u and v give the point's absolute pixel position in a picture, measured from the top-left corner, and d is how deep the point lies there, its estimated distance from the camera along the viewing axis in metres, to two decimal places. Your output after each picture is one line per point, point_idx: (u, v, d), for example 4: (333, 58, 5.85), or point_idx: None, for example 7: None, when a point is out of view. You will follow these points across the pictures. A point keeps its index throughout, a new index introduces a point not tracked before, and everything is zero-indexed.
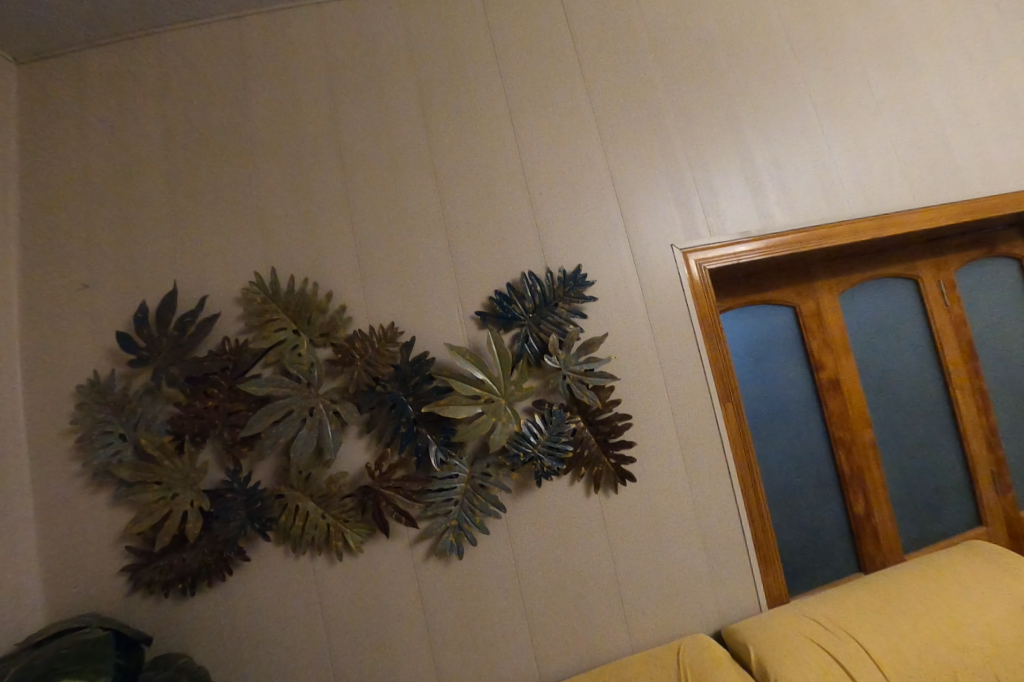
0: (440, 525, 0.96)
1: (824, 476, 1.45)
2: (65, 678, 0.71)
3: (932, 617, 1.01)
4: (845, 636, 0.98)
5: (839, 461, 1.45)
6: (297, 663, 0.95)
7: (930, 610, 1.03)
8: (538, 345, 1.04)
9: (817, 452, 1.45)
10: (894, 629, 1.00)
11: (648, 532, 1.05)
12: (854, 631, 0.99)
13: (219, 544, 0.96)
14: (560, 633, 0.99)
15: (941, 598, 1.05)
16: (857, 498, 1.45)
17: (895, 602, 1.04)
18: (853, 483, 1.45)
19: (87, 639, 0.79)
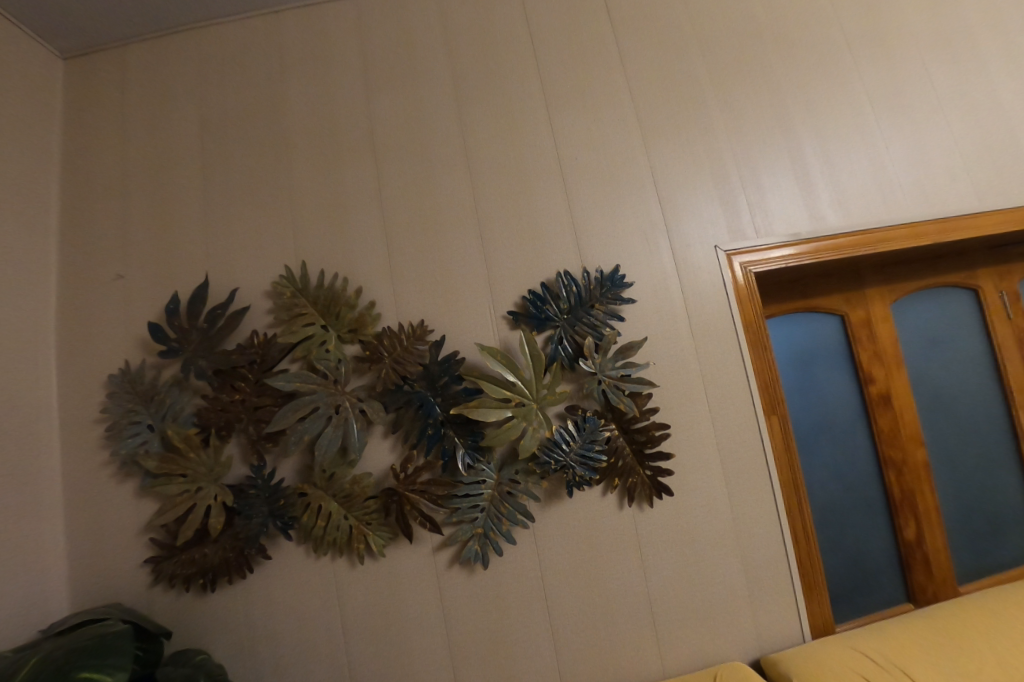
0: (465, 532, 0.92)
1: (871, 497, 1.35)
2: (82, 672, 0.70)
3: (1002, 660, 0.91)
4: (902, 675, 0.89)
5: (890, 481, 1.35)
6: (315, 667, 0.92)
7: (997, 651, 0.92)
8: (573, 348, 0.99)
9: (864, 471, 1.36)
10: (957, 670, 0.90)
11: (684, 550, 0.98)
12: (913, 670, 0.90)
13: (241, 541, 0.94)
14: (588, 653, 0.94)
15: (1013, 642, 0.94)
16: (908, 522, 1.34)
17: (957, 641, 0.95)
18: (903, 506, 1.34)
19: (107, 632, 0.78)
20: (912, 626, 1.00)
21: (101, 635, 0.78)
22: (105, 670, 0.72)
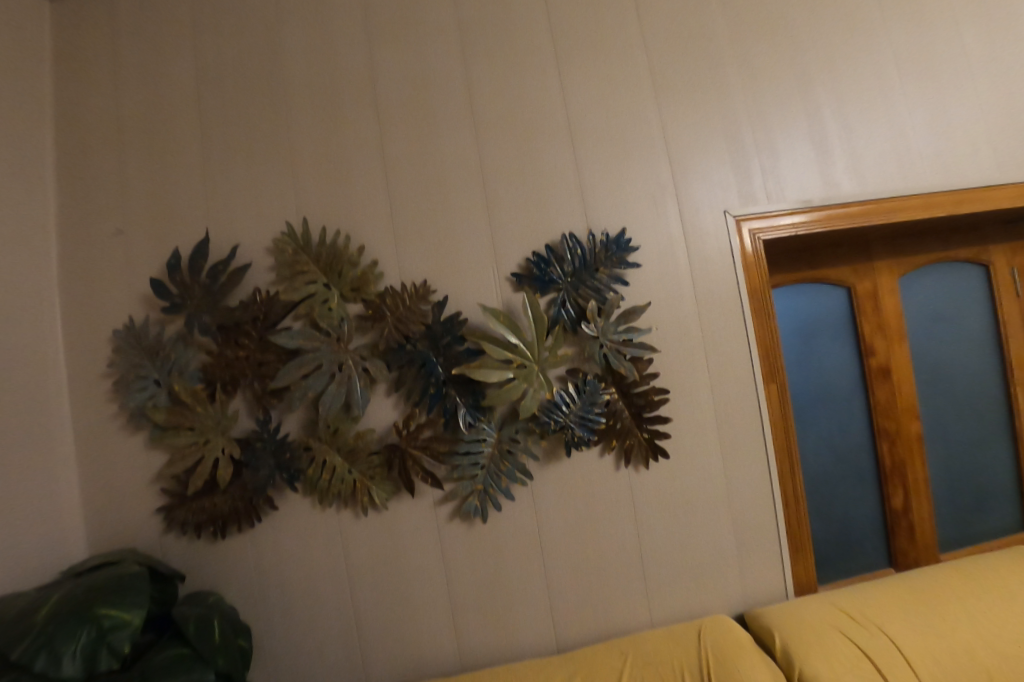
0: (465, 489, 0.94)
1: (863, 467, 1.38)
2: (105, 608, 0.77)
3: (966, 618, 0.96)
4: (878, 631, 0.94)
5: (881, 451, 1.38)
6: (321, 610, 0.97)
7: (963, 611, 0.97)
8: (575, 311, 0.99)
9: (857, 441, 1.38)
10: (926, 628, 0.95)
11: (676, 509, 1.01)
12: (888, 627, 0.94)
13: (249, 491, 0.97)
14: (580, 602, 0.98)
15: (990, 603, 0.99)
16: (896, 492, 1.38)
17: (929, 600, 1.00)
18: (893, 476, 1.37)
19: (126, 573, 0.84)
20: (890, 588, 1.04)
21: (120, 575, 0.84)
22: (124, 606, 0.78)
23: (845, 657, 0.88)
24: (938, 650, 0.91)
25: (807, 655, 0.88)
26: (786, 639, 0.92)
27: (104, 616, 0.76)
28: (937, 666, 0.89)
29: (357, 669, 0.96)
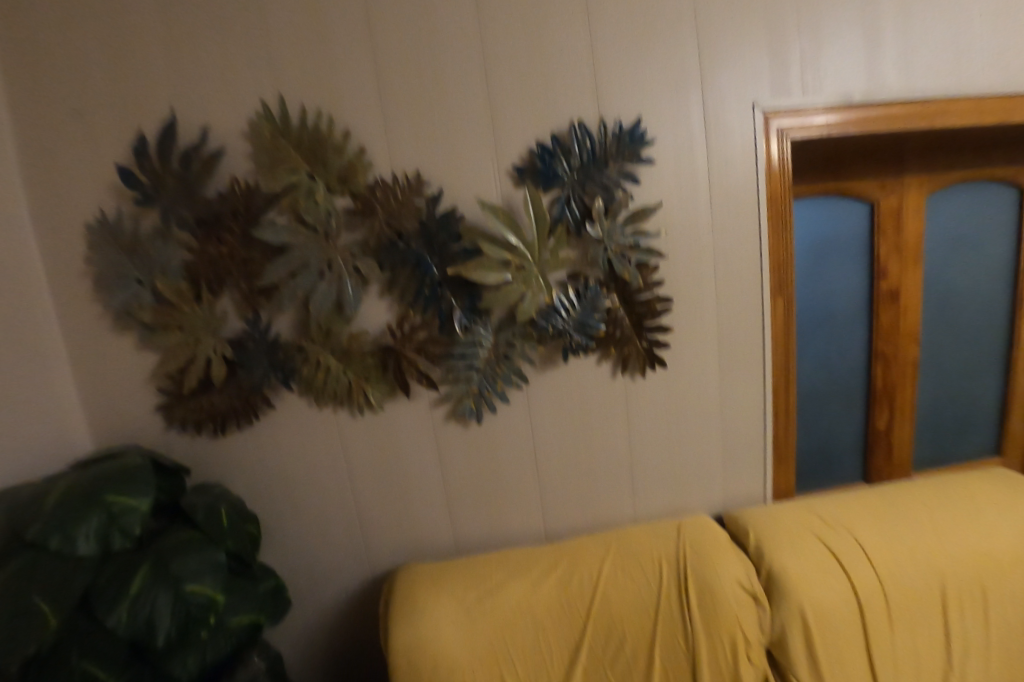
0: (461, 392, 0.93)
1: (854, 388, 1.40)
2: (116, 498, 0.79)
3: (933, 530, 1.00)
4: (847, 535, 0.99)
5: (874, 373, 1.38)
6: (322, 503, 1.01)
7: (932, 523, 1.01)
8: (580, 211, 0.92)
9: (854, 362, 1.38)
10: (893, 534, 0.99)
11: (668, 419, 1.03)
12: (858, 531, 0.99)
13: (245, 390, 0.97)
14: (569, 500, 1.03)
15: (950, 515, 1.02)
16: (882, 413, 1.40)
17: (900, 511, 1.04)
18: (882, 398, 1.39)
19: (131, 466, 0.85)
20: (866, 499, 1.09)
21: (126, 468, 0.85)
22: (131, 497, 0.80)
23: (814, 555, 0.94)
24: (901, 554, 0.96)
25: (779, 552, 0.94)
26: (760, 536, 0.97)
27: (113, 505, 0.78)
28: (897, 567, 0.95)
29: (360, 552, 1.03)
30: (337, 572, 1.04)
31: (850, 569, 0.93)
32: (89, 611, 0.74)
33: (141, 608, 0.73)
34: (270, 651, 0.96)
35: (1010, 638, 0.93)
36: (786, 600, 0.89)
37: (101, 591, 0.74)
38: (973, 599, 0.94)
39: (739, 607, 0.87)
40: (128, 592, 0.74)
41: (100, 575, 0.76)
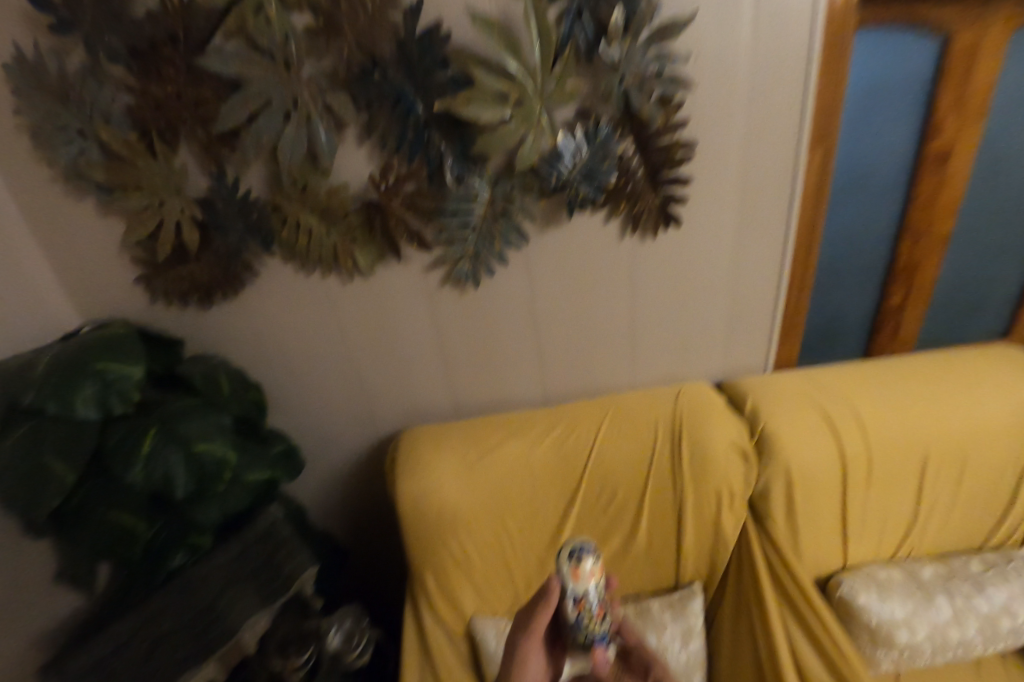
0: (455, 254, 0.86)
1: (874, 265, 1.28)
2: (103, 360, 0.76)
3: (928, 401, 0.97)
4: (840, 400, 0.97)
5: (899, 249, 1.24)
6: (322, 371, 1.01)
7: (931, 395, 0.98)
8: (593, 28, 0.71)
9: (879, 236, 1.23)
10: (886, 400, 0.97)
11: (677, 287, 0.97)
12: (852, 397, 0.97)
13: (224, 257, 0.89)
14: (568, 366, 1.03)
15: (948, 389, 0.99)
16: (896, 292, 1.31)
17: (898, 380, 1.01)
18: (897, 281, 1.29)
19: (112, 335, 0.82)
20: (861, 368, 1.05)
21: (106, 337, 0.81)
22: (124, 363, 0.77)
23: (807, 420, 0.94)
24: (892, 420, 0.95)
25: (773, 418, 0.94)
26: (756, 400, 0.98)
27: (106, 370, 0.75)
28: (885, 433, 0.94)
29: (364, 416, 1.07)
30: (344, 434, 1.09)
31: (841, 434, 0.92)
32: (104, 467, 0.74)
33: (155, 465, 0.73)
34: (289, 500, 1.00)
35: (974, 495, 0.98)
36: (775, 461, 0.91)
37: (113, 449, 0.73)
38: (952, 466, 0.95)
39: (727, 463, 0.91)
40: (142, 450, 0.73)
41: (107, 436, 0.75)
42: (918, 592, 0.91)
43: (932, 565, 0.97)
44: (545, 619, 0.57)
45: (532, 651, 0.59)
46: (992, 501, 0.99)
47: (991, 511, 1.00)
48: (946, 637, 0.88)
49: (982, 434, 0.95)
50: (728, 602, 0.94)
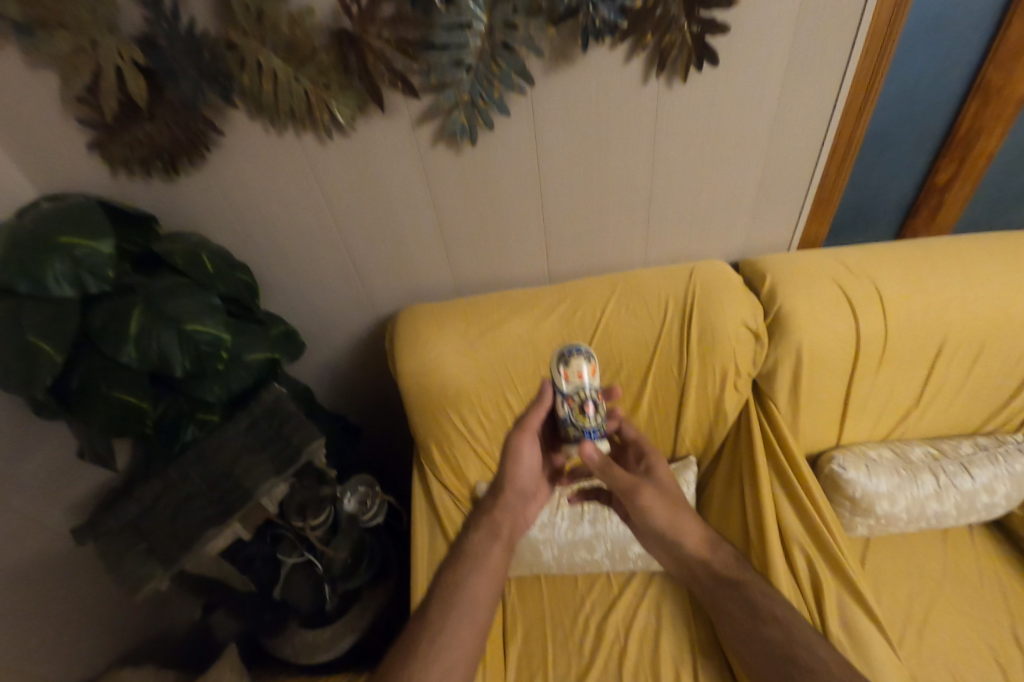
0: (448, 100, 0.73)
1: (930, 130, 0.93)
2: (62, 234, 0.67)
3: (957, 284, 0.88)
4: (864, 279, 0.89)
5: (971, 104, 0.88)
6: (313, 247, 0.95)
7: (963, 278, 0.88)
8: None
9: (946, 88, 0.87)
10: (914, 277, 0.89)
11: (705, 149, 0.84)
12: (879, 277, 0.89)
13: (180, 112, 0.76)
14: (576, 241, 0.96)
15: (983, 270, 0.88)
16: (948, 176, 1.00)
17: (932, 259, 0.90)
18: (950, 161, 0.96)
19: (73, 206, 0.72)
20: (894, 249, 0.94)
21: (67, 208, 0.72)
22: (90, 237, 0.68)
23: (828, 300, 0.87)
24: (915, 304, 0.87)
25: (791, 298, 0.88)
26: (774, 278, 0.91)
27: (72, 245, 0.66)
28: (907, 320, 0.87)
29: (360, 294, 1.03)
30: (342, 315, 1.07)
31: (861, 316, 0.87)
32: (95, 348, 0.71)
33: (148, 343, 0.68)
34: (293, 381, 1.00)
35: (984, 381, 0.92)
36: (786, 340, 0.87)
37: (99, 330, 0.68)
38: (966, 352, 0.89)
39: (738, 342, 0.88)
40: (130, 330, 0.68)
41: (92, 315, 0.70)
42: (904, 470, 0.92)
43: (922, 446, 0.96)
44: (542, 408, 0.73)
45: (525, 442, 0.76)
46: (998, 389, 0.93)
47: (994, 399, 0.95)
48: (923, 507, 0.91)
49: (1007, 324, 0.87)
50: (721, 475, 0.98)
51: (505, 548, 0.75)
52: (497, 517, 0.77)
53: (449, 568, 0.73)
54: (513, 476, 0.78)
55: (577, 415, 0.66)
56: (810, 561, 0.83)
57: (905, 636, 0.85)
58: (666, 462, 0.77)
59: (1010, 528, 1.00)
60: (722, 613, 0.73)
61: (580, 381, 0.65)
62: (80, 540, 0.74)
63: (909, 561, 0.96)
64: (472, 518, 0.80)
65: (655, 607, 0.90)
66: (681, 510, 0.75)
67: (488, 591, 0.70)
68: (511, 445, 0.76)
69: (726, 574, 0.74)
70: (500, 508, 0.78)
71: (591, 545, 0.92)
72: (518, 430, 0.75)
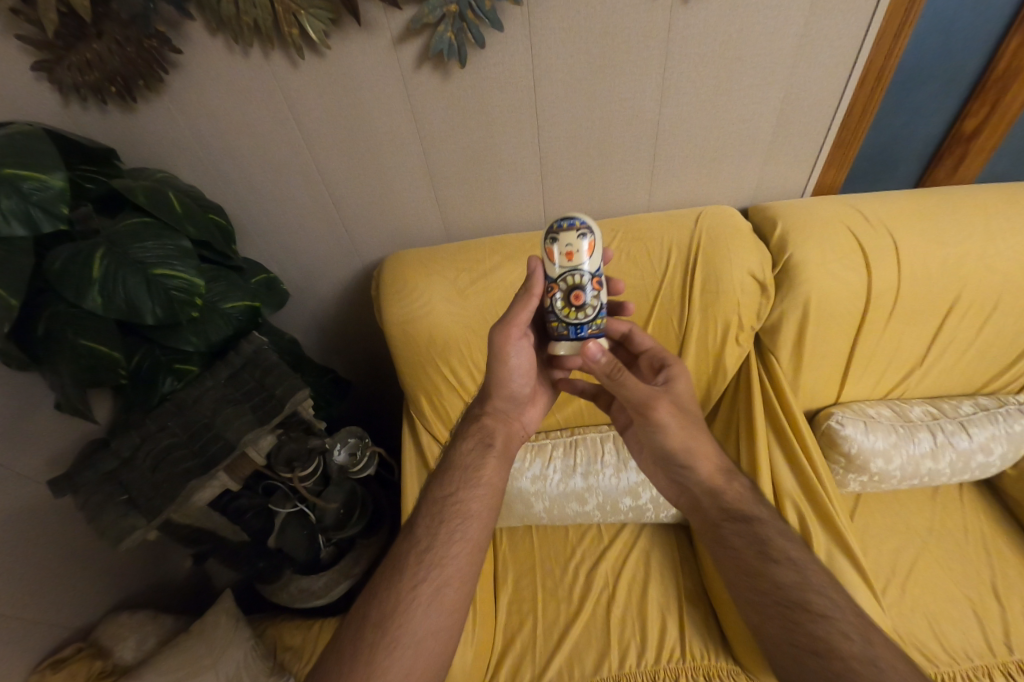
0: (432, 12, 0.65)
1: (966, 64, 0.82)
2: (5, 168, 0.55)
3: (978, 237, 0.83)
4: (883, 231, 0.83)
5: (1016, 33, 0.77)
6: (292, 187, 0.88)
7: (986, 231, 0.83)
8: None
9: (989, 13, 0.77)
10: (935, 230, 0.83)
11: (718, 78, 0.76)
12: (897, 229, 0.83)
13: (129, 27, 0.66)
14: (575, 182, 0.89)
15: (1007, 223, 0.83)
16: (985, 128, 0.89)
17: (956, 212, 0.84)
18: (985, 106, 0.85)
19: (13, 134, 0.59)
20: (915, 197, 0.88)
21: (7, 136, 0.59)
22: (39, 169, 0.57)
23: (840, 251, 0.82)
24: (931, 257, 0.82)
25: (803, 249, 0.83)
26: (785, 226, 0.85)
27: (18, 179, 0.56)
28: (920, 274, 0.83)
29: (344, 240, 0.97)
30: (325, 263, 1.01)
31: (874, 269, 0.82)
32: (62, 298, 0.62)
33: (114, 287, 0.62)
34: (277, 333, 0.96)
35: (993, 339, 0.89)
36: (793, 292, 0.83)
37: (57, 275, 0.61)
38: (980, 309, 0.85)
39: (742, 294, 0.84)
40: (93, 275, 0.61)
41: (51, 265, 0.61)
42: (902, 428, 0.90)
43: (922, 405, 0.95)
44: (530, 300, 0.63)
45: (512, 339, 0.64)
46: (1005, 347, 0.91)
47: (1000, 357, 0.92)
48: (918, 466, 0.90)
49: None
50: (721, 420, 0.97)
51: (499, 458, 0.68)
52: (485, 425, 0.70)
53: (437, 475, 0.66)
54: (502, 379, 0.69)
55: (562, 304, 0.61)
56: (802, 518, 0.83)
57: (888, 586, 0.87)
58: (688, 377, 0.67)
59: (998, 485, 1.00)
60: (722, 549, 0.59)
61: (569, 262, 0.60)
62: (57, 492, 0.73)
63: (897, 516, 0.97)
64: (462, 425, 0.73)
65: (644, 557, 0.92)
66: (697, 429, 0.66)
67: (479, 503, 0.62)
68: (493, 343, 0.65)
69: (723, 512, 0.61)
70: (490, 416, 0.71)
71: (583, 498, 0.91)
72: (502, 327, 0.63)
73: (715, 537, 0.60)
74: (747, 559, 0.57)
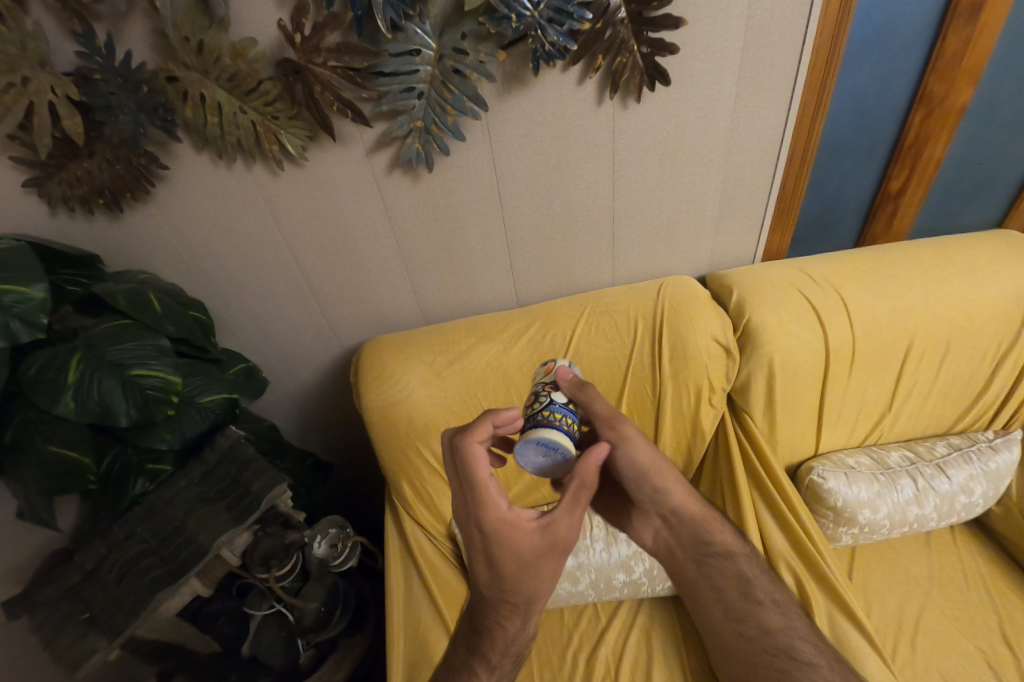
0: (401, 127, 0.71)
1: (878, 139, 0.93)
2: None
3: (918, 289, 0.89)
4: (831, 291, 0.90)
5: (916, 111, 0.88)
6: (272, 282, 0.92)
7: (923, 281, 0.90)
8: None
9: (892, 100, 0.87)
10: (880, 289, 0.89)
11: (663, 166, 0.84)
12: (845, 289, 0.90)
13: (120, 146, 0.71)
14: (543, 263, 0.95)
15: (944, 275, 0.90)
16: (909, 181, 0.97)
17: (897, 270, 0.91)
18: (902, 165, 0.95)
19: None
20: (857, 258, 0.95)
21: None
22: (18, 282, 0.57)
23: (794, 312, 0.87)
24: (882, 308, 0.88)
25: (761, 314, 0.88)
26: (741, 291, 0.91)
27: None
28: (874, 322, 0.88)
29: (324, 326, 1.00)
30: (305, 350, 1.03)
31: (828, 327, 0.87)
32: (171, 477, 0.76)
33: (88, 392, 0.61)
34: (256, 421, 0.95)
35: (952, 379, 0.94)
36: (755, 353, 0.87)
37: (32, 382, 0.60)
38: (934, 353, 0.90)
39: (709, 359, 0.88)
40: (68, 381, 0.61)
41: (23, 373, 0.60)
42: (883, 476, 0.91)
43: (899, 450, 0.97)
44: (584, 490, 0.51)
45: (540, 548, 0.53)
46: (966, 385, 0.95)
47: (963, 395, 0.96)
48: (905, 513, 0.91)
49: (971, 323, 0.89)
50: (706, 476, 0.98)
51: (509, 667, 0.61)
52: (509, 644, 0.59)
53: None
54: (516, 611, 0.59)
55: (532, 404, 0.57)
56: (796, 575, 0.82)
57: (898, 646, 0.84)
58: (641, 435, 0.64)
59: (988, 524, 1.00)
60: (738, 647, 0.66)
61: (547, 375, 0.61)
62: (9, 616, 0.68)
63: (895, 567, 0.96)
64: (467, 652, 0.61)
65: (646, 636, 0.87)
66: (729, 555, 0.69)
67: None
68: (523, 548, 0.54)
69: (700, 546, 0.70)
70: (509, 634, 0.59)
71: (575, 576, 0.89)
72: (520, 535, 0.53)
73: (698, 564, 0.70)
74: (734, 600, 0.69)
